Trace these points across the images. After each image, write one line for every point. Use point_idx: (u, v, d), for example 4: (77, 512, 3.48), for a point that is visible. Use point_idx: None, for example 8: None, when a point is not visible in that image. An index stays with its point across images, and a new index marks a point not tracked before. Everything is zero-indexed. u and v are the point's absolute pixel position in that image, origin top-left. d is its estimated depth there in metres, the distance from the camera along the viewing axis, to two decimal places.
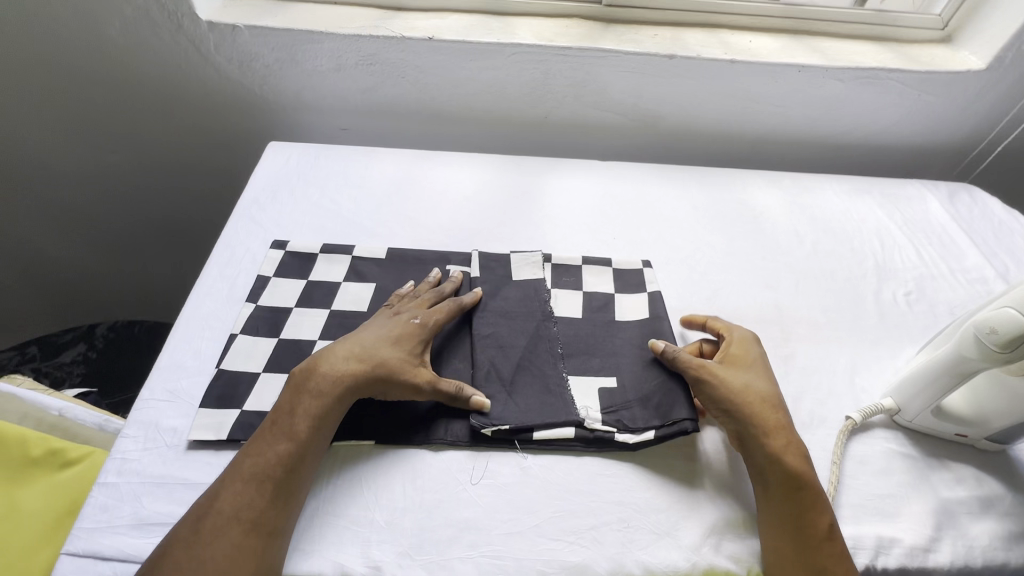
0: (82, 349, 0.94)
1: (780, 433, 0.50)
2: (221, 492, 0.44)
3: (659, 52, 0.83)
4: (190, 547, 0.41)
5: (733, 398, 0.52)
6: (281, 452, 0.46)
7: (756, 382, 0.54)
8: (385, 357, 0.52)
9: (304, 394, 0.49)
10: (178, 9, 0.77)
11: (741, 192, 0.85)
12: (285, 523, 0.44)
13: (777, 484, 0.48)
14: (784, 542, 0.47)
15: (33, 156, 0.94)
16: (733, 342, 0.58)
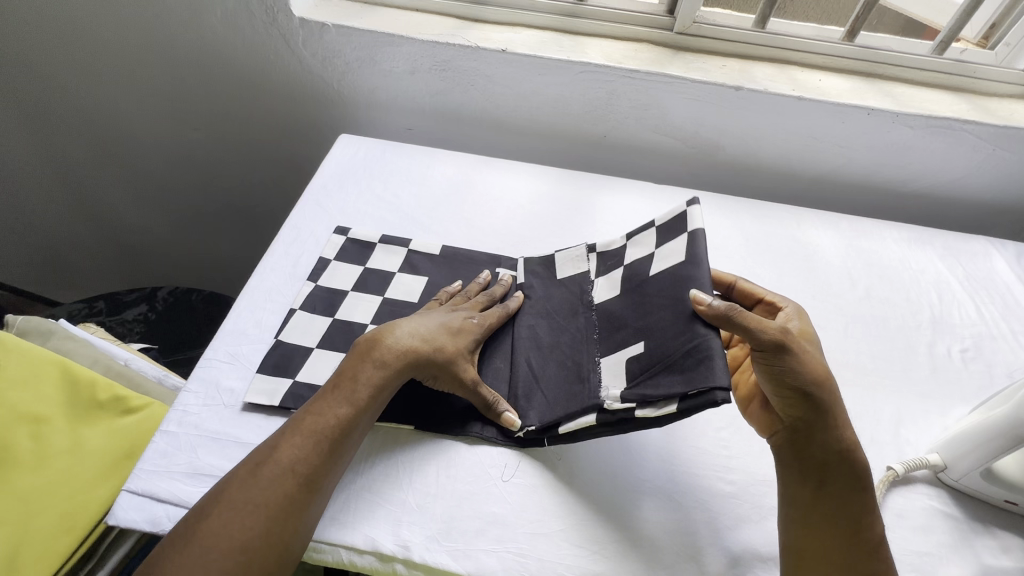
0: (144, 309, 1.01)
1: (848, 427, 0.48)
2: (280, 443, 0.46)
3: (727, 83, 0.83)
4: (245, 489, 0.44)
5: (813, 381, 0.47)
6: (340, 415, 0.48)
7: (821, 360, 0.50)
8: (445, 346, 0.54)
9: (368, 362, 0.51)
10: (275, 5, 0.83)
11: (795, 229, 0.84)
12: (328, 484, 0.47)
13: (828, 487, 0.47)
14: (830, 544, 0.46)
15: (126, 127, 1.03)
16: (794, 315, 0.56)
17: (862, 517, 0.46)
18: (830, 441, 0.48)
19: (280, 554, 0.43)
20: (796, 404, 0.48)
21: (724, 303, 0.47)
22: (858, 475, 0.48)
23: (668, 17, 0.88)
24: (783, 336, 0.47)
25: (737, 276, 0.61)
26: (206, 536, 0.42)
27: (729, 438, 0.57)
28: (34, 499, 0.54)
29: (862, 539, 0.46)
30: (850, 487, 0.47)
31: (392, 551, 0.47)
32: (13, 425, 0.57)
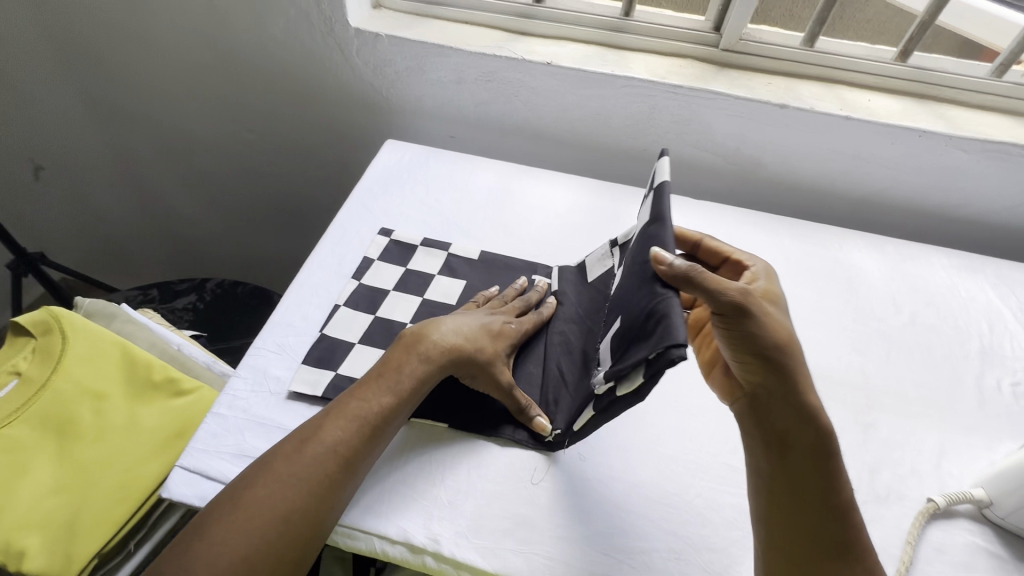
0: (194, 299, 1.06)
1: (811, 394, 0.48)
2: (326, 423, 0.49)
3: (771, 101, 0.83)
4: (289, 463, 0.46)
5: (772, 343, 0.47)
6: (384, 403, 0.51)
7: (785, 323, 0.50)
8: (485, 347, 0.56)
9: (413, 356, 0.54)
10: (333, 15, 0.87)
11: (837, 250, 0.82)
12: (365, 468, 0.49)
13: (793, 458, 0.47)
14: (798, 518, 0.46)
15: (188, 126, 1.09)
16: (760, 275, 0.56)
17: (832, 486, 0.47)
18: (793, 405, 0.48)
19: (315, 529, 0.45)
20: (755, 367, 0.48)
21: (684, 263, 0.46)
22: (825, 441, 0.48)
23: (714, 33, 0.89)
24: (743, 298, 0.46)
25: (703, 233, 0.62)
26: (250, 503, 0.44)
27: None
28: (92, 471, 0.58)
29: (831, 509, 0.46)
30: (818, 460, 0.47)
31: (423, 543, 0.48)
32: (77, 400, 0.61)
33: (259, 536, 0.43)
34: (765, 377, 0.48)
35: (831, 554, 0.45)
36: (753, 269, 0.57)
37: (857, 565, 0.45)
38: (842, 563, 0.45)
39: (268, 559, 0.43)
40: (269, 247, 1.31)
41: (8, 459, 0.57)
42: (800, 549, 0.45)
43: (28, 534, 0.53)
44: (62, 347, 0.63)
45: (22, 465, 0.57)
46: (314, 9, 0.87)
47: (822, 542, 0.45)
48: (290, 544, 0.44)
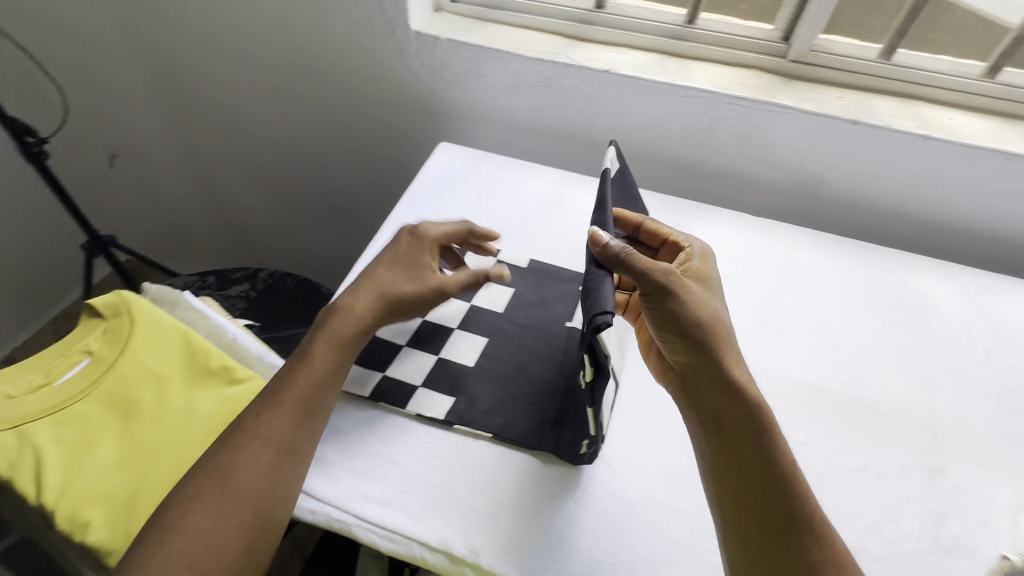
0: (246, 287, 1.10)
1: (737, 368, 0.52)
2: (250, 416, 0.52)
3: (841, 116, 0.79)
4: (219, 458, 0.49)
5: (695, 321, 0.52)
6: (306, 382, 0.53)
7: (710, 304, 0.54)
8: (397, 284, 0.60)
9: (326, 327, 0.56)
10: (395, 18, 0.88)
11: (906, 278, 0.77)
12: (300, 444, 0.51)
13: (725, 431, 0.50)
14: (742, 493, 0.48)
15: (251, 122, 1.14)
16: (695, 256, 0.62)
17: (768, 457, 0.48)
18: (717, 376, 0.51)
19: (265, 509, 0.48)
20: (681, 346, 0.53)
21: (618, 244, 0.51)
22: (757, 409, 0.50)
23: (783, 43, 0.85)
24: (666, 280, 0.52)
25: (644, 216, 0.66)
26: (190, 501, 0.47)
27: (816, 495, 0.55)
28: (152, 451, 0.60)
29: (774, 478, 0.48)
30: (751, 432, 0.49)
31: (462, 553, 0.48)
32: (139, 380, 0.64)
33: (202, 531, 0.46)
34: (691, 355, 0.52)
35: (783, 529, 0.46)
36: (688, 249, 0.63)
37: (806, 535, 0.45)
38: (793, 537, 0.45)
39: (219, 548, 0.46)
40: (318, 241, 1.35)
41: (78, 433, 0.60)
42: (752, 527, 0.46)
43: (92, 507, 0.56)
44: (130, 329, 0.67)
45: (89, 440, 0.60)
46: (377, 12, 0.88)
47: (772, 518, 0.46)
48: (240, 532, 0.47)
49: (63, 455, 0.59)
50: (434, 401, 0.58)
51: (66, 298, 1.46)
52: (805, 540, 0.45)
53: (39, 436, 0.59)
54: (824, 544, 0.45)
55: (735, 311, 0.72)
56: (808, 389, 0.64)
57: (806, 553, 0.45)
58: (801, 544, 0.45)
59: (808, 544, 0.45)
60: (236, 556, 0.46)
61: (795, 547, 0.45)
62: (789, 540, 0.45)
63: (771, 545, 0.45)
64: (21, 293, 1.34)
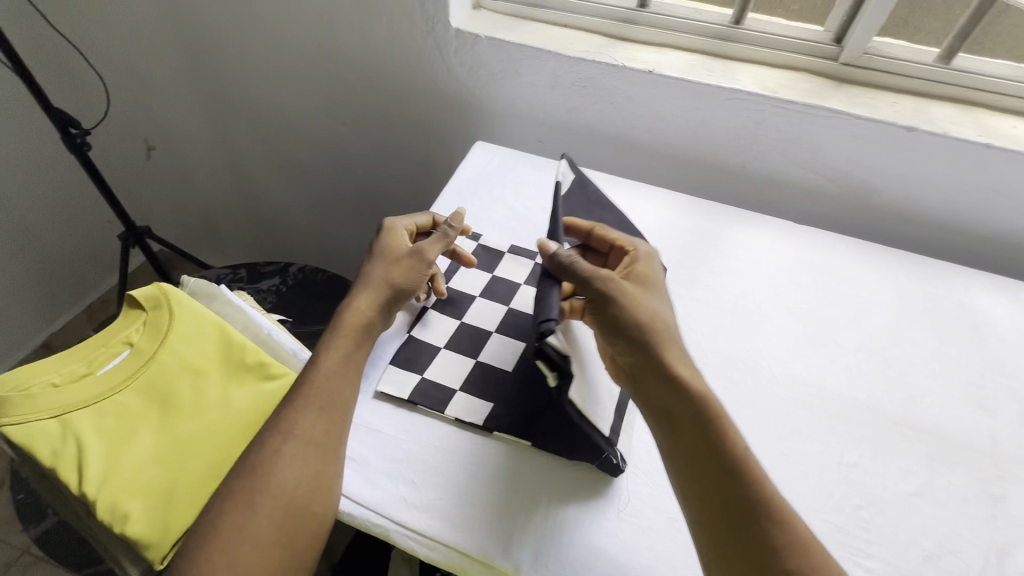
0: (277, 282, 1.11)
1: (680, 365, 0.50)
2: (276, 415, 0.52)
3: (896, 122, 0.76)
4: (250, 456, 0.49)
5: (634, 322, 0.52)
6: (326, 378, 0.53)
7: (650, 307, 0.54)
8: (377, 271, 0.60)
9: (334, 324, 0.57)
10: (435, 16, 0.87)
11: (962, 293, 0.74)
12: (334, 441, 0.51)
13: (676, 429, 0.48)
14: (704, 490, 0.45)
15: (286, 118, 1.14)
16: (639, 256, 0.60)
17: (719, 445, 0.47)
18: (660, 374, 0.50)
19: (301, 502, 0.48)
20: (623, 349, 0.52)
21: (562, 254, 0.53)
22: (699, 402, 0.48)
23: (835, 46, 0.82)
24: (603, 286, 0.53)
25: (595, 223, 0.64)
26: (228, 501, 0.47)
27: (869, 519, 0.53)
28: (191, 445, 0.60)
29: (725, 468, 0.46)
30: (702, 425, 0.48)
31: (503, 564, 0.48)
32: (177, 373, 0.65)
33: (238, 529, 0.46)
34: (635, 357, 0.51)
35: (742, 517, 0.44)
36: (632, 253, 0.60)
37: (767, 521, 0.44)
38: (758, 525, 0.44)
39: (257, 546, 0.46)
40: (347, 237, 1.35)
41: (117, 424, 0.61)
42: (709, 521, 0.45)
43: (131, 498, 0.57)
44: (168, 322, 0.68)
45: (130, 431, 0.61)
46: (418, 9, 0.88)
47: (726, 509, 0.44)
48: (278, 530, 0.46)
49: (105, 446, 0.59)
50: (474, 405, 0.57)
51: (102, 287, 1.49)
52: (763, 524, 0.44)
53: (80, 425, 0.60)
54: (782, 527, 0.44)
55: (780, 323, 0.69)
56: (859, 408, 0.61)
57: (766, 538, 0.43)
58: (759, 531, 0.43)
59: (766, 529, 0.43)
60: (278, 549, 0.46)
61: (752, 535, 0.43)
62: (748, 529, 0.43)
63: (735, 536, 0.43)
64: (60, 281, 1.37)
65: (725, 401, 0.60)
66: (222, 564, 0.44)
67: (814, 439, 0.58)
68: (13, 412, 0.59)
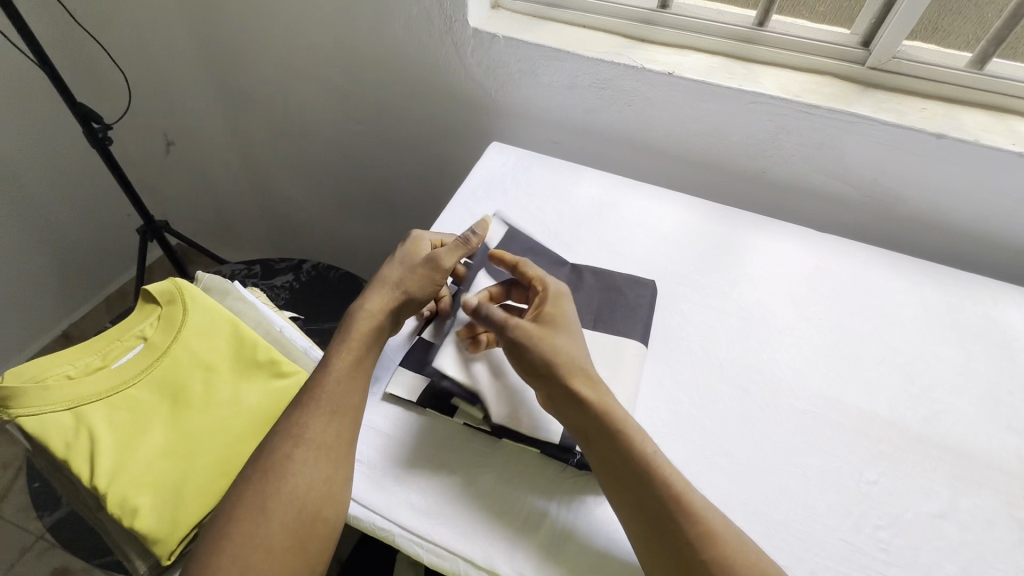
0: (290, 278, 1.11)
1: (586, 386, 0.51)
2: (283, 418, 0.52)
3: (925, 129, 0.73)
4: (258, 460, 0.49)
5: (544, 359, 0.51)
6: (335, 380, 0.53)
7: (558, 342, 0.53)
8: (393, 276, 0.60)
9: (345, 327, 0.57)
10: (454, 15, 0.87)
11: (991, 307, 0.71)
12: (342, 443, 0.50)
13: (589, 444, 0.49)
14: (624, 498, 0.46)
15: (302, 114, 1.15)
16: (551, 293, 0.58)
17: (629, 454, 0.47)
18: (568, 399, 0.50)
19: (311, 506, 0.47)
20: (534, 382, 0.52)
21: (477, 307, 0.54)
22: (601, 420, 0.49)
23: (862, 49, 0.79)
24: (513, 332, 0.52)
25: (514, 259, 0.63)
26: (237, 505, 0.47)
27: (890, 541, 0.51)
28: (201, 440, 0.60)
29: (633, 474, 0.47)
30: (610, 437, 0.48)
31: None
32: (189, 368, 0.65)
33: (249, 533, 0.45)
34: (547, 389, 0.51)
35: (661, 519, 0.45)
36: (543, 291, 0.59)
37: (681, 520, 0.44)
38: (676, 525, 0.44)
39: (265, 551, 0.45)
40: (361, 235, 1.36)
41: (130, 418, 0.61)
42: (631, 528, 0.46)
43: (140, 492, 0.57)
44: (182, 317, 0.68)
45: (142, 426, 0.61)
46: (436, 8, 0.87)
47: (642, 514, 0.45)
48: (287, 533, 0.46)
49: (117, 441, 0.60)
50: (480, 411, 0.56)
51: (120, 279, 1.52)
52: (677, 523, 0.44)
53: (94, 419, 0.61)
54: (699, 523, 0.44)
55: (800, 334, 0.67)
56: (880, 423, 0.59)
57: (682, 535, 0.44)
58: (676, 529, 0.44)
59: (680, 527, 0.44)
60: (289, 553, 0.46)
61: (670, 537, 0.44)
62: (665, 531, 0.44)
63: (657, 538, 0.44)
64: (80, 272, 1.40)
65: (740, 414, 0.59)
66: (233, 568, 0.44)
67: (833, 456, 0.57)
68: (27, 404, 0.60)
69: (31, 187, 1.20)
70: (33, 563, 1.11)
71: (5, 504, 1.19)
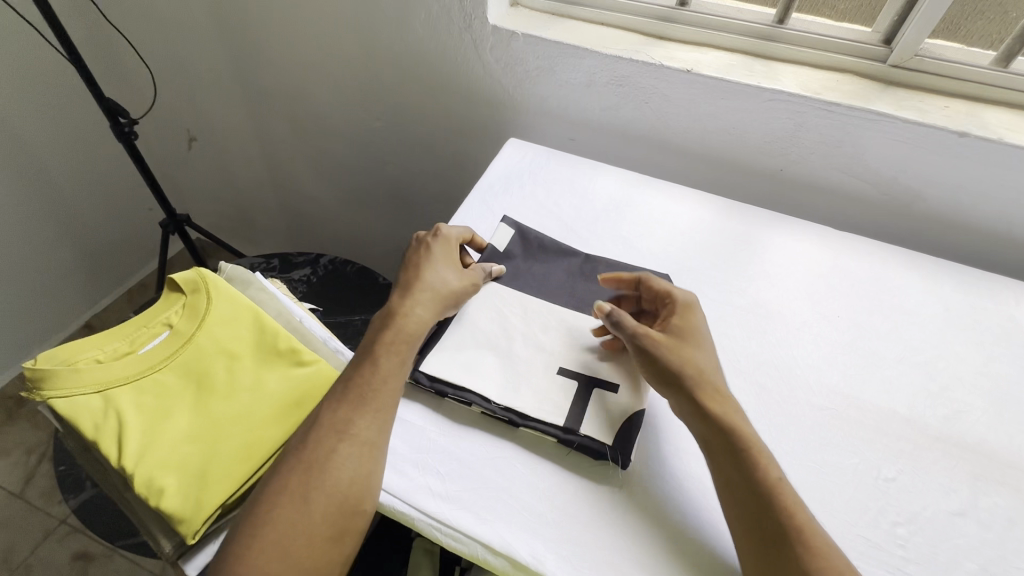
0: (308, 272, 1.13)
1: (718, 403, 0.52)
2: (322, 412, 0.53)
3: (948, 127, 0.73)
4: (299, 453, 0.51)
5: (676, 370, 0.54)
6: (374, 378, 0.54)
7: (692, 356, 0.55)
8: (440, 283, 0.62)
9: (391, 326, 0.58)
10: (473, 13, 0.88)
11: (1013, 307, 0.70)
12: (377, 437, 0.52)
13: (715, 457, 0.50)
14: (741, 515, 0.47)
15: (322, 111, 1.16)
16: (684, 306, 0.60)
17: (752, 473, 0.48)
18: (699, 412, 0.52)
19: (348, 497, 0.49)
20: (665, 391, 0.54)
21: (616, 320, 0.57)
22: (732, 437, 0.50)
23: (883, 47, 0.79)
24: (649, 344, 0.55)
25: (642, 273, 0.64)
26: (278, 496, 0.48)
27: (907, 537, 0.51)
28: (225, 425, 0.62)
29: (753, 492, 0.47)
30: (736, 453, 0.49)
31: (526, 561, 0.47)
32: (214, 355, 0.67)
33: (294, 524, 0.47)
34: (678, 399, 0.53)
35: (779, 544, 0.45)
36: (672, 302, 0.61)
37: (800, 547, 0.45)
38: (795, 552, 0.44)
39: (308, 541, 0.47)
40: (377, 231, 1.37)
41: (157, 403, 0.63)
42: (744, 546, 0.46)
43: (167, 474, 0.58)
44: (206, 305, 0.70)
45: (167, 410, 0.63)
46: (455, 6, 0.88)
47: (757, 532, 0.46)
48: (326, 523, 0.48)
49: (143, 424, 0.61)
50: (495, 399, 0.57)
51: (142, 271, 1.55)
52: (795, 549, 0.44)
53: (122, 402, 0.62)
54: (817, 556, 0.44)
55: (816, 331, 0.67)
56: (898, 421, 0.59)
57: (799, 564, 0.44)
58: (792, 555, 0.44)
59: (798, 555, 0.44)
60: (328, 542, 0.47)
61: (787, 562, 0.44)
62: (780, 553, 0.44)
63: (773, 562, 0.44)
64: (103, 264, 1.43)
65: (757, 408, 0.59)
66: (276, 559, 0.46)
67: (850, 453, 0.56)
68: (57, 386, 0.62)
69: (59, 180, 1.23)
70: (56, 547, 1.14)
71: (29, 489, 1.22)
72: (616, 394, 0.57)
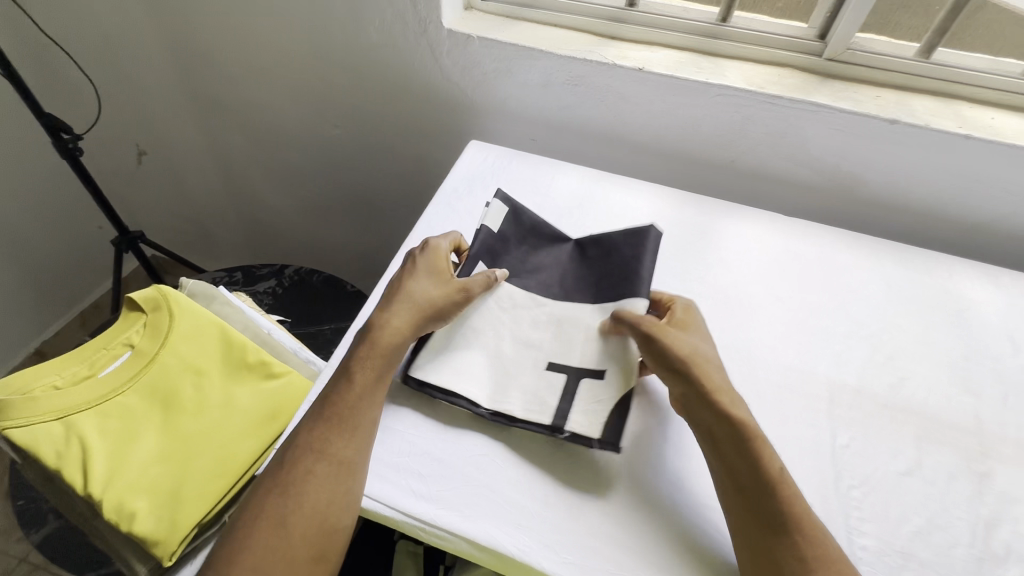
0: (273, 284, 1.11)
1: (722, 395, 0.53)
2: (297, 436, 0.52)
3: (879, 115, 0.78)
4: (274, 478, 0.50)
5: (683, 356, 0.55)
6: (349, 396, 0.54)
7: (695, 347, 0.57)
8: (423, 293, 0.60)
9: (367, 341, 0.57)
10: (427, 17, 0.88)
11: (948, 280, 0.76)
12: (354, 454, 0.51)
13: (722, 445, 0.52)
14: (745, 501, 0.49)
15: (278, 120, 1.15)
16: (680, 308, 0.62)
17: (758, 463, 0.50)
18: (706, 399, 0.53)
19: (326, 517, 0.49)
20: (672, 379, 0.55)
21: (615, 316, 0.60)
22: (732, 429, 0.52)
23: (819, 41, 0.83)
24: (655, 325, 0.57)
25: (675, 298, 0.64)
26: (259, 520, 0.48)
27: (862, 498, 0.54)
28: (193, 443, 0.61)
29: (758, 482, 0.49)
30: (742, 444, 0.51)
31: (511, 552, 0.48)
32: (180, 373, 0.65)
33: (274, 550, 0.47)
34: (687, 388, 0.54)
35: (779, 530, 0.47)
36: (671, 304, 0.63)
37: (799, 535, 0.47)
38: (792, 537, 0.47)
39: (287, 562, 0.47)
40: (342, 238, 1.36)
41: (121, 425, 0.61)
42: (748, 531, 0.48)
43: (137, 497, 0.57)
44: (169, 324, 0.68)
45: (132, 432, 0.61)
46: (409, 11, 0.89)
47: (761, 520, 0.48)
48: (305, 544, 0.48)
49: (108, 449, 0.59)
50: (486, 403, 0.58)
51: (96, 291, 1.49)
52: (792, 537, 0.47)
53: (85, 428, 0.60)
54: (813, 542, 0.47)
55: (771, 313, 0.71)
56: (850, 391, 0.63)
57: (798, 551, 0.46)
58: (791, 542, 0.47)
59: (797, 543, 0.47)
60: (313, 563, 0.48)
61: (787, 548, 0.46)
62: (776, 541, 0.47)
63: (773, 545, 0.47)
64: (53, 287, 1.36)
65: None
66: None
67: (808, 425, 0.60)
68: (14, 417, 0.59)
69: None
70: None
71: None
72: (598, 379, 0.59)
